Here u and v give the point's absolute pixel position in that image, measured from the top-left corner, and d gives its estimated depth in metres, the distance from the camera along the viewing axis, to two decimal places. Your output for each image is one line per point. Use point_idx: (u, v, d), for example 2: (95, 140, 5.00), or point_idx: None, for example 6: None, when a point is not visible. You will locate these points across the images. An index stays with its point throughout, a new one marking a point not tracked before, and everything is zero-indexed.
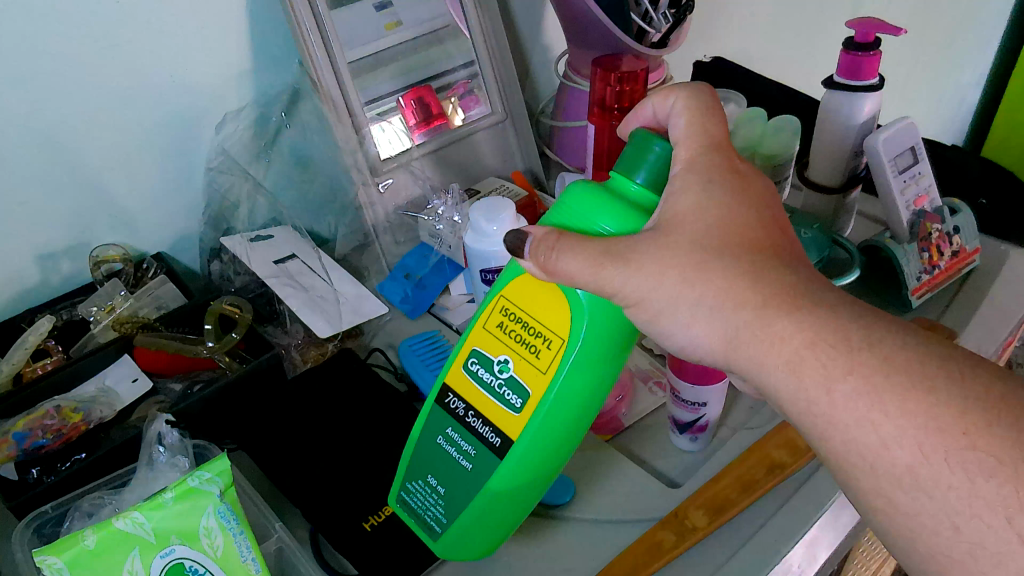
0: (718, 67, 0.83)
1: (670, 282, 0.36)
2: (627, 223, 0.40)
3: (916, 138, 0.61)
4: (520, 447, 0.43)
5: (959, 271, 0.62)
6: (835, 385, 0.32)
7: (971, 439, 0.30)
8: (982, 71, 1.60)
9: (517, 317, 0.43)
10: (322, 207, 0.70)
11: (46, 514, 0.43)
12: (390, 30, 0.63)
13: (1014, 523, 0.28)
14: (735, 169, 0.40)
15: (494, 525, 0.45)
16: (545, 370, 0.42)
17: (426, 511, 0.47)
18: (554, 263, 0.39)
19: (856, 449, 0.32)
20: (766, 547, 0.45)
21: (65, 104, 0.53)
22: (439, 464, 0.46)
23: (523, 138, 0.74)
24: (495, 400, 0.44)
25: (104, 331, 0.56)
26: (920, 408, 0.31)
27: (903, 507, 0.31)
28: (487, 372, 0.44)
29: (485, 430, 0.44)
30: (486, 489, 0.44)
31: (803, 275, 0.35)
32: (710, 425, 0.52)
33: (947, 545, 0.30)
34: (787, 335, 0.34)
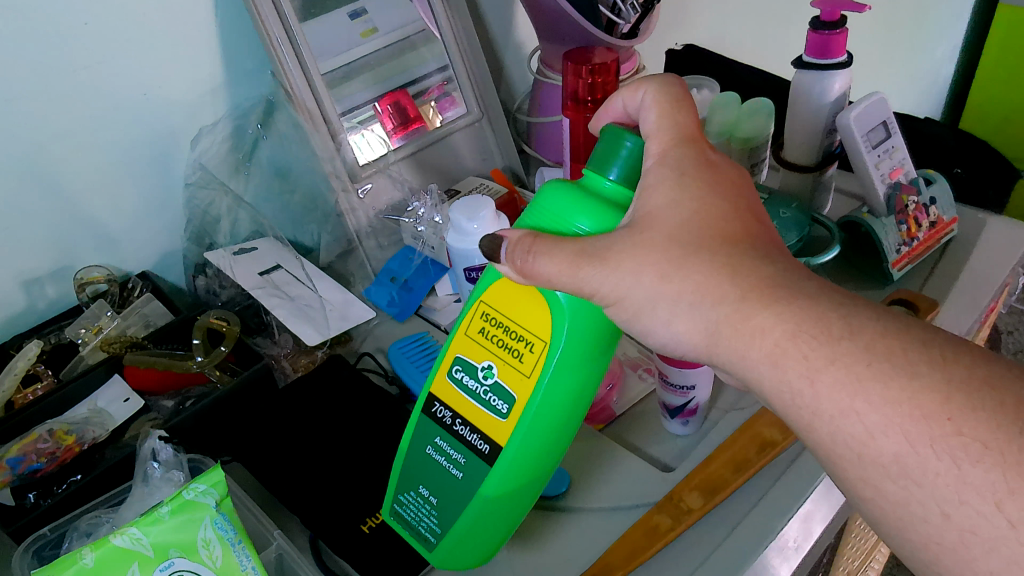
0: (700, 55, 0.83)
1: (648, 281, 0.37)
2: (602, 221, 0.41)
3: (887, 113, 0.62)
4: (511, 452, 0.43)
5: (938, 241, 0.63)
6: (817, 375, 0.33)
7: (955, 424, 0.29)
8: (955, 45, 1.61)
9: (498, 322, 0.44)
10: (304, 215, 0.69)
11: (45, 537, 0.43)
12: (365, 37, 0.64)
13: (1004, 508, 0.28)
14: (708, 159, 0.41)
15: (489, 532, 0.45)
16: (529, 373, 0.42)
17: (420, 522, 0.47)
18: (531, 267, 0.40)
19: (842, 439, 0.32)
20: (761, 525, 0.45)
21: (38, 126, 0.53)
22: (430, 475, 0.47)
23: (502, 138, 0.75)
24: (482, 407, 0.44)
25: (93, 353, 0.56)
26: (904, 396, 0.30)
27: (892, 496, 0.31)
28: (472, 379, 0.45)
29: (474, 438, 0.45)
30: (479, 496, 0.45)
31: (780, 266, 0.36)
32: (699, 408, 0.52)
33: (938, 533, 0.30)
34: (767, 326, 0.34)
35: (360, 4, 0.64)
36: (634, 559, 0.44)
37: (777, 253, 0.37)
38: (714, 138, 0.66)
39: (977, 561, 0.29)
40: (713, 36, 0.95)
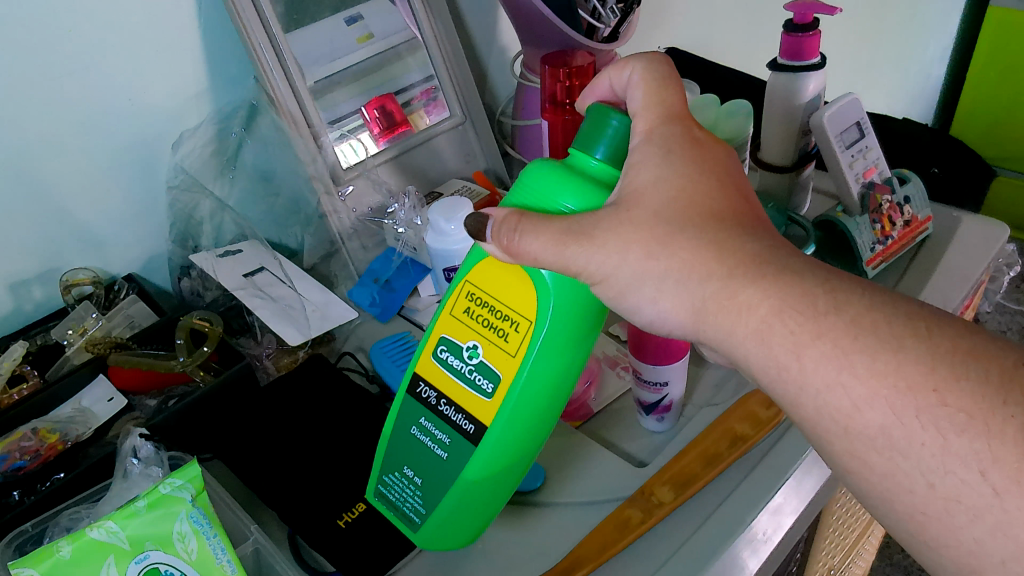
0: (680, 58, 0.85)
1: (634, 259, 0.37)
2: (589, 200, 0.41)
3: (861, 113, 0.63)
4: (495, 432, 0.44)
5: (913, 239, 0.64)
6: (803, 350, 0.34)
7: (941, 395, 0.31)
8: (945, 45, 1.62)
9: (483, 300, 0.44)
10: (289, 217, 0.70)
11: (27, 532, 0.44)
12: (362, 42, 0.66)
13: (988, 476, 0.29)
14: (694, 138, 0.41)
15: (471, 512, 0.46)
16: (514, 353, 0.43)
17: (405, 502, 0.48)
18: (517, 246, 0.40)
19: (828, 413, 0.33)
20: (730, 517, 0.46)
21: (27, 131, 0.55)
22: (415, 455, 0.47)
23: (485, 140, 0.76)
24: (467, 387, 0.45)
25: (78, 354, 0.57)
26: (889, 368, 0.32)
27: (878, 469, 0.32)
28: (457, 358, 0.45)
29: (458, 418, 0.46)
30: (463, 476, 0.45)
31: (767, 242, 0.37)
32: (674, 405, 0.53)
33: (923, 502, 0.31)
34: (752, 303, 0.35)
35: (354, 12, 0.65)
36: (605, 552, 0.45)
37: (762, 232, 0.37)
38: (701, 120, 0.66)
39: (961, 529, 0.30)
40: (695, 37, 0.97)
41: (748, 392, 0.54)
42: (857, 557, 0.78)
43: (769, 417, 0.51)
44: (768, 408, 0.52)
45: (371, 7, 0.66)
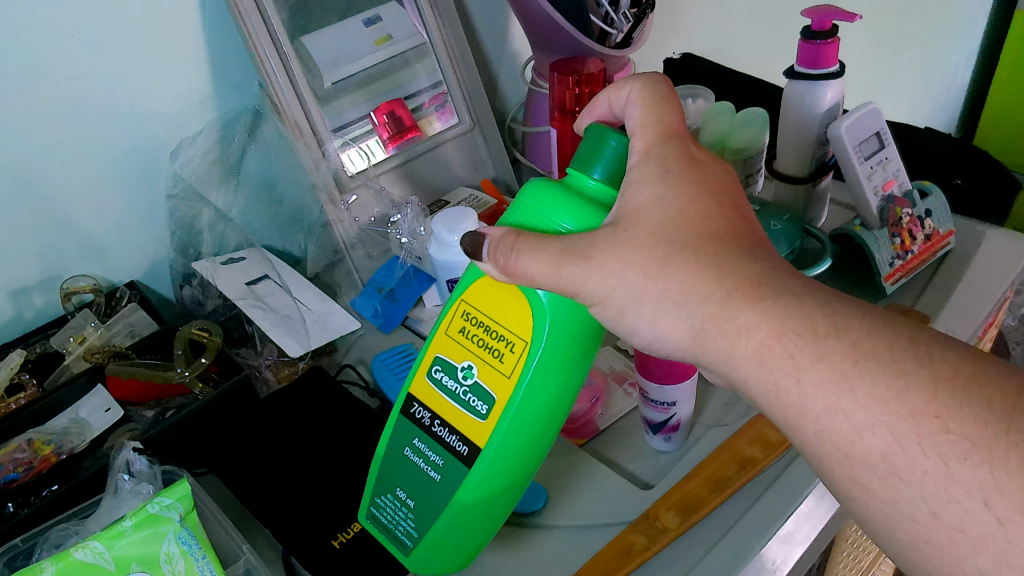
0: (699, 66, 0.83)
1: (632, 280, 0.36)
2: (586, 219, 0.39)
3: (881, 123, 0.61)
4: (489, 455, 0.42)
5: (934, 254, 0.62)
6: (804, 374, 0.32)
7: (943, 422, 0.29)
8: (971, 51, 1.58)
9: (478, 319, 0.43)
10: (291, 226, 0.70)
11: (16, 547, 0.43)
12: (379, 45, 0.65)
13: (992, 506, 0.27)
14: (692, 157, 0.39)
15: (464, 536, 0.45)
16: (509, 373, 0.41)
17: (397, 525, 0.46)
18: (514, 265, 0.38)
19: (828, 438, 0.31)
20: (738, 546, 0.44)
21: (25, 138, 0.54)
22: (408, 477, 0.46)
23: (494, 148, 0.74)
24: (461, 408, 0.44)
25: (78, 363, 0.56)
26: (890, 393, 0.30)
27: (880, 495, 0.31)
28: (451, 379, 0.44)
29: (452, 439, 0.44)
30: (456, 498, 0.44)
31: (767, 263, 0.35)
32: (682, 424, 0.51)
33: (926, 531, 0.29)
34: (752, 326, 0.33)
35: (374, 12, 0.65)
36: None
37: (764, 254, 0.36)
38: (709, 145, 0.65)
39: (966, 559, 0.28)
40: (710, 44, 0.95)
41: (754, 415, 0.52)
42: None
43: (780, 440, 0.49)
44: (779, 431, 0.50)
45: (382, 12, 0.65)
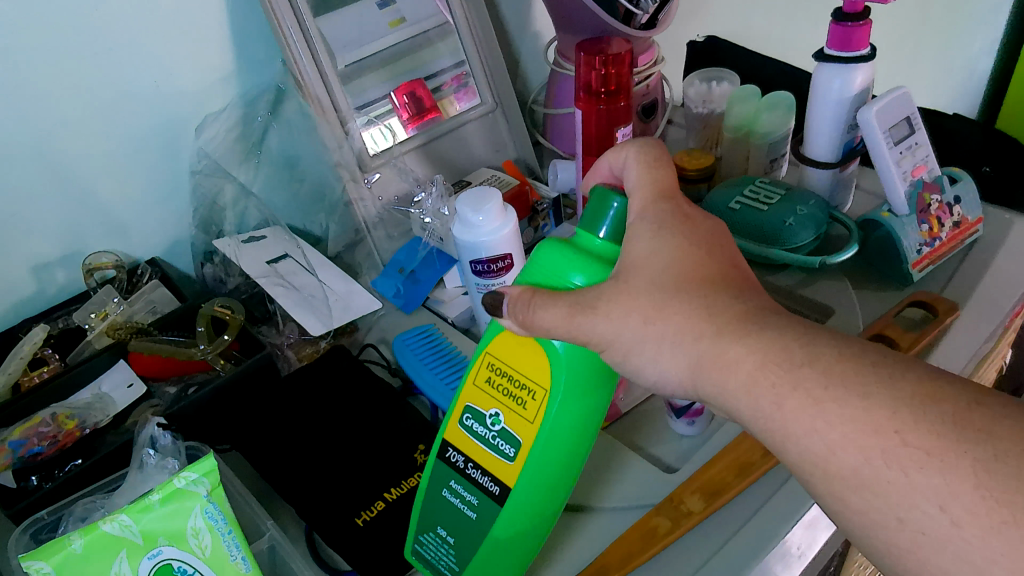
0: (720, 48, 0.83)
1: (634, 324, 0.35)
2: (594, 275, 0.39)
3: (912, 108, 0.60)
4: (522, 493, 0.42)
5: (961, 242, 0.61)
6: (784, 400, 0.31)
7: (902, 437, 0.29)
8: (994, 38, 1.56)
9: (501, 371, 0.43)
10: (313, 205, 0.70)
11: (42, 520, 0.43)
12: (393, 27, 0.64)
13: (947, 510, 0.28)
14: (685, 213, 0.38)
15: (510, 558, 0.44)
16: (533, 420, 0.41)
17: (441, 562, 0.45)
18: (531, 320, 0.38)
19: (807, 458, 0.31)
20: (762, 531, 0.44)
21: (48, 113, 0.54)
22: (446, 517, 0.45)
23: (515, 129, 0.74)
24: (493, 451, 0.43)
25: (99, 339, 0.56)
26: (855, 415, 0.30)
27: (854, 506, 0.30)
28: (482, 425, 0.43)
29: (485, 481, 0.43)
30: (494, 534, 0.43)
31: (753, 303, 0.34)
32: (706, 409, 0.51)
33: (894, 536, 0.30)
34: (738, 359, 0.33)
35: None
36: (628, 563, 0.43)
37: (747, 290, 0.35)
38: (733, 134, 0.67)
39: (928, 558, 0.29)
40: (733, 27, 0.94)
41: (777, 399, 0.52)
42: None
43: None
44: None
45: None
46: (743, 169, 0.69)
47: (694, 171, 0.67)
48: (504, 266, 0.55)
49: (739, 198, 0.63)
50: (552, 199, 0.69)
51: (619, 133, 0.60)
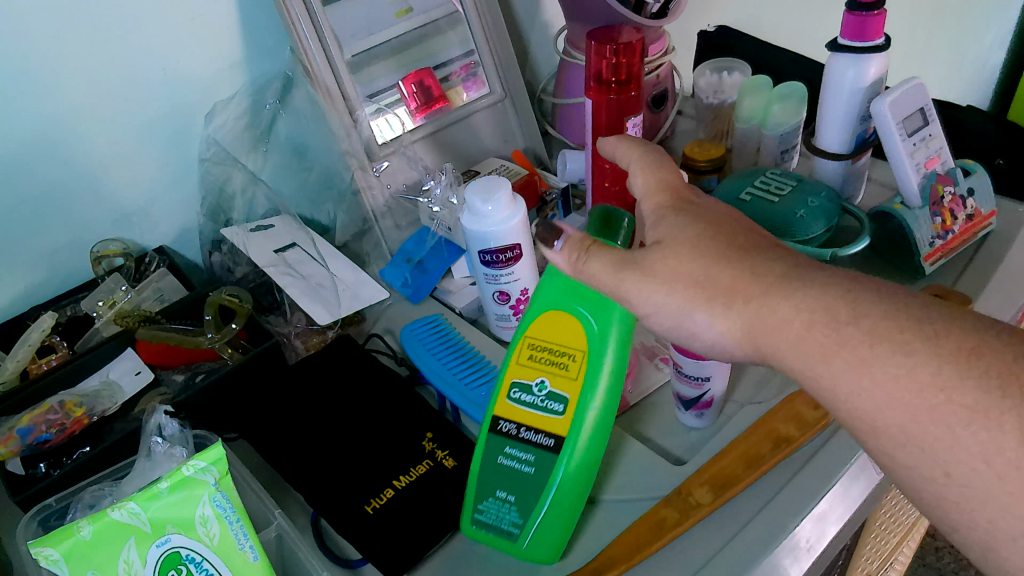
0: (731, 38, 0.83)
1: (679, 289, 0.38)
2: (601, 312, 0.45)
3: (925, 99, 0.59)
4: (577, 441, 0.45)
5: (975, 235, 0.60)
6: (832, 357, 0.34)
7: (947, 394, 0.31)
8: (1006, 31, 1.55)
9: (541, 345, 0.47)
10: (321, 193, 0.69)
11: (50, 507, 0.43)
12: (400, 17, 0.64)
13: (991, 465, 0.30)
14: (690, 198, 0.43)
15: (573, 504, 0.45)
16: (577, 376, 0.45)
17: (506, 526, 0.45)
18: (584, 267, 0.41)
19: (857, 416, 0.34)
20: (771, 524, 0.43)
21: (57, 100, 0.54)
22: (505, 478, 0.46)
23: (524, 118, 0.73)
24: (545, 412, 0.46)
25: (108, 326, 0.56)
26: (902, 372, 0.32)
27: (903, 461, 0.33)
28: (529, 394, 0.47)
29: (539, 437, 0.46)
30: (558, 483, 0.45)
31: (789, 264, 0.37)
32: (715, 401, 0.51)
33: (942, 489, 0.32)
34: (788, 318, 0.35)
35: None
36: (637, 553, 0.43)
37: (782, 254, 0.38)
38: (745, 127, 0.68)
39: (974, 510, 0.31)
40: (744, 17, 0.93)
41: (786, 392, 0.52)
42: (890, 567, 0.76)
43: (817, 418, 0.48)
44: (815, 409, 0.49)
45: None
46: (752, 161, 0.69)
47: (704, 163, 0.68)
48: (514, 256, 0.55)
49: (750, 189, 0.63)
50: (559, 188, 0.69)
51: (629, 123, 0.60)
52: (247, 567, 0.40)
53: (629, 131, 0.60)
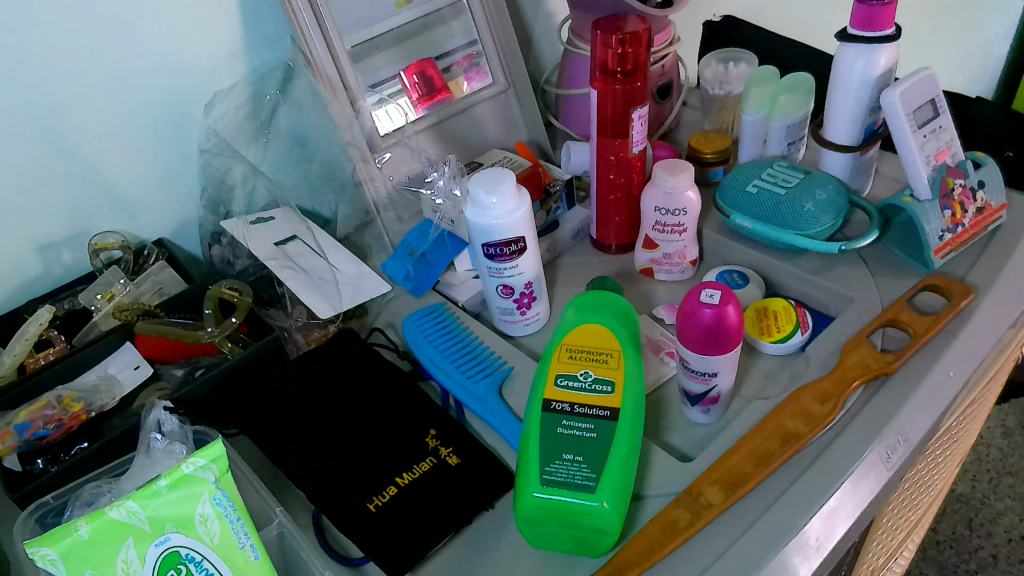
0: (737, 29, 0.82)
1: None
2: (625, 325, 0.51)
3: (936, 91, 0.58)
4: (631, 415, 0.46)
5: (985, 228, 0.59)
6: None
7: None
8: (1012, 22, 1.53)
9: (579, 349, 0.49)
10: (322, 186, 0.68)
11: (48, 504, 0.42)
12: (400, 7, 0.63)
13: None
14: None
15: (632, 471, 0.45)
16: (618, 366, 0.48)
17: (578, 482, 0.43)
18: None
19: None
20: (780, 523, 0.43)
21: (55, 89, 0.53)
22: (569, 445, 0.45)
23: (528, 109, 0.72)
24: (594, 393, 0.47)
25: (105, 320, 0.55)
26: None
27: None
28: (575, 381, 0.47)
29: (594, 411, 0.46)
30: (622, 448, 0.44)
31: None
32: (721, 397, 0.50)
33: None
34: None
35: None
36: (651, 556, 0.42)
37: None
38: (753, 119, 0.66)
39: None
40: (749, 7, 0.92)
41: (793, 387, 0.51)
42: (896, 562, 0.75)
43: (824, 414, 0.48)
44: (823, 404, 0.48)
45: None
46: (757, 152, 0.68)
47: (711, 154, 0.67)
48: (518, 249, 0.54)
49: (757, 182, 0.63)
50: (564, 180, 0.68)
51: (635, 114, 0.58)
52: (250, 566, 0.39)
53: (635, 123, 0.59)
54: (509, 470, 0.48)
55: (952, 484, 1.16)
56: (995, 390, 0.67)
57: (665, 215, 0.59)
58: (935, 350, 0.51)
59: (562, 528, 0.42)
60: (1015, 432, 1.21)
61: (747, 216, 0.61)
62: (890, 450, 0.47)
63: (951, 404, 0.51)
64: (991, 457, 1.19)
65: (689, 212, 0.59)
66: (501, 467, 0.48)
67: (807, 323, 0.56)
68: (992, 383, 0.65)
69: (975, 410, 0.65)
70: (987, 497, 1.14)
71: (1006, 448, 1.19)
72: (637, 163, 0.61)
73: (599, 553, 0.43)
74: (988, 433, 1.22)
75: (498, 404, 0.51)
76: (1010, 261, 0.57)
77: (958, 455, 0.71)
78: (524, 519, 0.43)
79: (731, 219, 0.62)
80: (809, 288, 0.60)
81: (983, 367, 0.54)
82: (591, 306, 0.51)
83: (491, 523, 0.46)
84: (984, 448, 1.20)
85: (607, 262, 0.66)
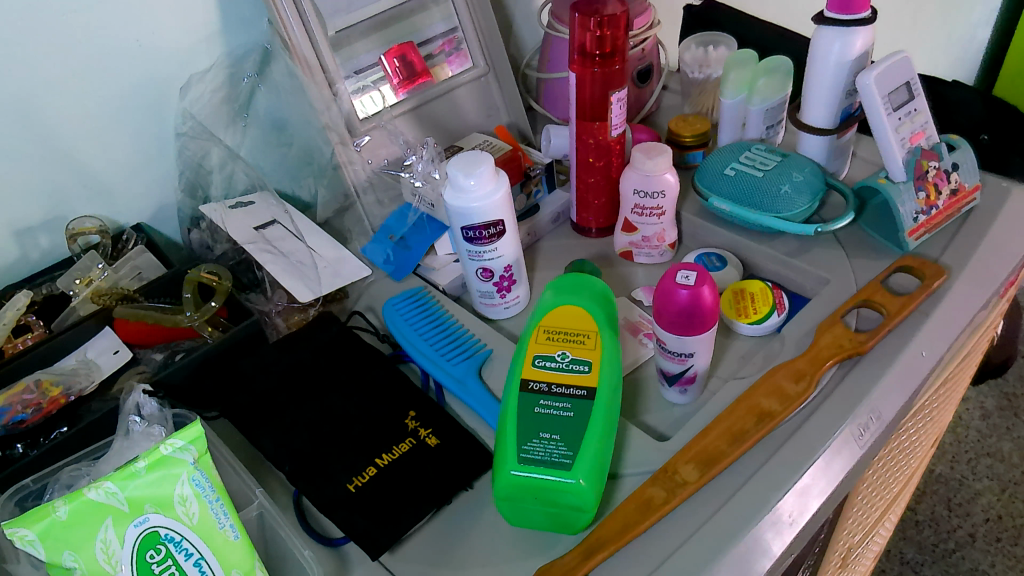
0: (716, 12, 0.82)
1: None
2: (603, 305, 0.51)
3: (911, 74, 0.59)
4: (607, 394, 0.47)
5: (959, 210, 0.59)
6: None
7: None
8: (994, 8, 1.54)
9: (556, 330, 0.50)
10: (301, 169, 0.69)
11: (27, 487, 0.42)
12: None
13: None
14: None
15: (609, 448, 0.45)
16: (595, 346, 0.48)
17: (556, 459, 0.43)
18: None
19: None
20: (754, 499, 0.43)
21: (30, 73, 0.52)
22: (546, 424, 0.45)
23: (509, 93, 0.72)
24: (571, 372, 0.47)
25: (84, 305, 0.55)
26: None
27: None
28: (552, 361, 0.48)
29: (572, 390, 0.47)
30: (599, 426, 0.45)
31: None
32: (698, 377, 0.50)
33: None
34: None
35: None
36: (626, 533, 0.42)
37: None
38: (733, 103, 0.67)
39: None
40: None
41: (769, 367, 0.52)
42: (873, 539, 0.76)
43: (798, 393, 0.48)
44: (797, 383, 0.49)
45: None
46: (736, 136, 0.69)
47: (690, 138, 0.68)
48: (497, 232, 0.54)
49: (735, 165, 0.63)
50: (544, 163, 0.68)
51: (613, 97, 0.58)
52: (228, 545, 0.40)
53: (613, 107, 0.59)
54: (487, 450, 0.49)
55: (931, 465, 1.17)
56: (969, 369, 0.68)
57: (644, 198, 0.60)
58: (908, 329, 0.52)
59: (538, 506, 0.43)
60: (994, 414, 1.23)
61: (724, 198, 0.62)
62: (863, 428, 0.48)
63: (923, 382, 0.52)
64: (969, 438, 1.21)
65: (667, 194, 0.59)
66: (479, 446, 0.48)
67: (782, 305, 0.57)
68: (966, 362, 0.66)
69: (950, 389, 0.67)
70: (966, 477, 1.16)
71: (984, 430, 1.21)
72: (615, 146, 0.62)
73: (576, 529, 0.44)
74: (967, 415, 1.24)
75: (477, 386, 0.52)
76: (982, 242, 0.57)
77: (934, 434, 0.73)
78: (501, 498, 0.43)
79: (710, 202, 0.62)
80: (785, 269, 0.61)
81: (955, 346, 0.55)
82: (568, 287, 0.52)
83: (468, 503, 0.46)
84: (963, 429, 1.22)
85: (587, 245, 0.66)
